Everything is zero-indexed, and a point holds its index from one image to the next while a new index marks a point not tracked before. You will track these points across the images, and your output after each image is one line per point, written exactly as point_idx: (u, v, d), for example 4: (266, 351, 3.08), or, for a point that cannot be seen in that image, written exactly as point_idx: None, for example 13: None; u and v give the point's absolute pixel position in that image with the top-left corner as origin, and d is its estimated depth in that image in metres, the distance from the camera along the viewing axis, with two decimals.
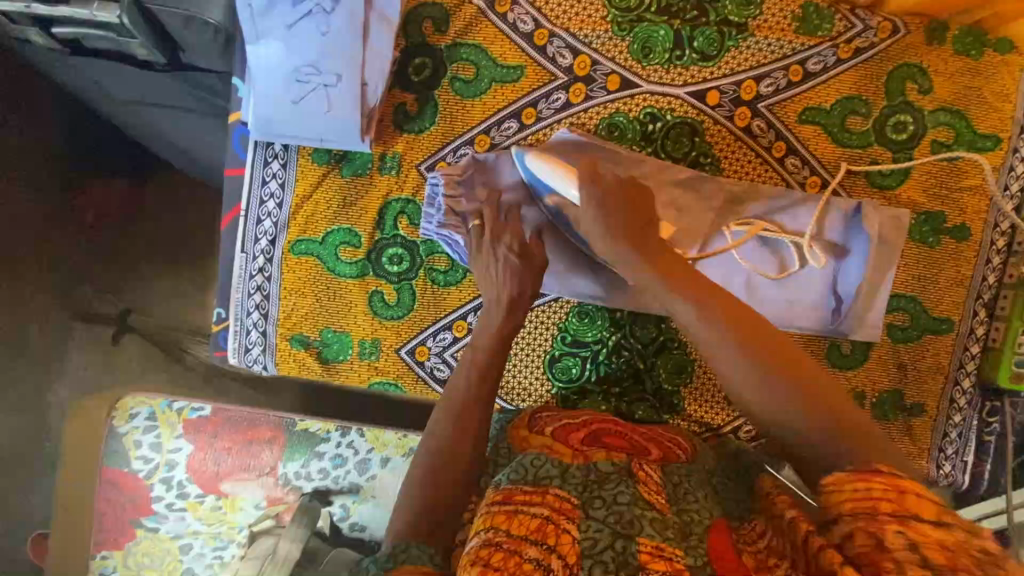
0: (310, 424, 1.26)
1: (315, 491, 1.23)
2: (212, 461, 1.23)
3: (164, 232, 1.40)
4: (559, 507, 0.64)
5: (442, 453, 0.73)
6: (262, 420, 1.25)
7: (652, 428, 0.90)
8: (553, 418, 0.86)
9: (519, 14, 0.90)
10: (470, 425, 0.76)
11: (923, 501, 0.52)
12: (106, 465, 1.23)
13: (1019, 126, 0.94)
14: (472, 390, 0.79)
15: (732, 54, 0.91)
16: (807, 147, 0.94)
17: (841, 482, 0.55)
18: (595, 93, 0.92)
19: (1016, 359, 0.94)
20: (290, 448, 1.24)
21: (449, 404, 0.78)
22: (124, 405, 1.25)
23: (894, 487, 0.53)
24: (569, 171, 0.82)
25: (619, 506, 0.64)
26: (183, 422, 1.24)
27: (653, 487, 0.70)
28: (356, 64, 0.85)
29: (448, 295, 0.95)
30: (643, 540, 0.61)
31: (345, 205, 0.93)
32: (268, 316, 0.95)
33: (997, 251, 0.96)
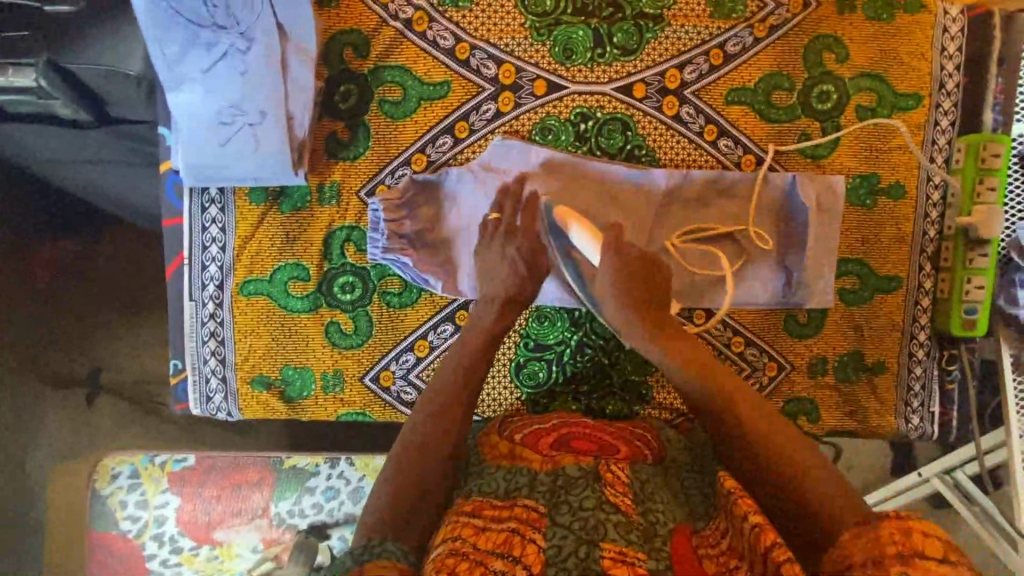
0: (297, 460, 1.24)
1: (311, 527, 1.21)
2: (202, 511, 1.21)
3: (121, 286, 1.37)
4: (527, 518, 0.66)
5: (420, 449, 0.76)
6: (249, 462, 1.23)
7: (620, 424, 0.90)
8: (521, 424, 0.87)
9: (438, 30, 0.91)
10: (453, 419, 0.79)
11: (927, 540, 0.57)
12: (94, 529, 1.20)
13: (937, 82, 0.96)
14: (457, 385, 0.82)
15: (652, 46, 0.93)
16: (737, 127, 0.95)
17: (853, 538, 0.60)
18: (524, 99, 0.92)
19: (964, 307, 0.97)
20: (280, 487, 1.22)
21: (433, 397, 0.81)
22: (104, 467, 1.22)
23: (899, 530, 0.58)
24: (596, 236, 0.82)
25: (583, 512, 0.66)
26: (167, 476, 1.21)
27: (619, 489, 0.72)
28: (278, 100, 0.84)
29: (405, 316, 0.95)
30: (607, 544, 0.63)
31: (289, 239, 0.93)
32: (225, 361, 0.94)
33: (934, 204, 0.98)
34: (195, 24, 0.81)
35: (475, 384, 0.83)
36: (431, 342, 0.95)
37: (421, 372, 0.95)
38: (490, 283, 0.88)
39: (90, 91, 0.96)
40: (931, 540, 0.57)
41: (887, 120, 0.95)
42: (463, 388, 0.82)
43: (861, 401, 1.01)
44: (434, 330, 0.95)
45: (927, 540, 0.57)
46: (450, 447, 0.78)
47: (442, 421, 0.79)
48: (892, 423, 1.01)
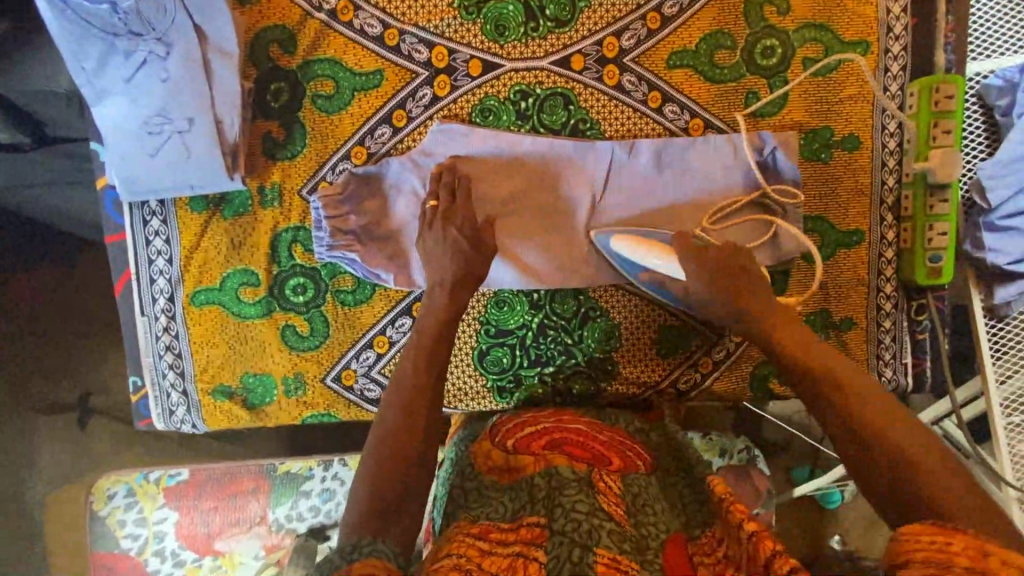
0: (291, 465, 1.24)
1: (309, 530, 1.21)
2: (201, 523, 1.21)
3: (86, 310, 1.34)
4: (531, 537, 0.66)
5: (392, 443, 0.74)
6: (243, 471, 1.23)
7: (615, 428, 0.87)
8: (513, 428, 0.85)
9: (364, 18, 0.88)
10: (419, 409, 0.77)
11: (1008, 567, 0.49)
12: (97, 550, 1.20)
13: (885, 26, 0.93)
14: (418, 375, 0.80)
15: (586, 15, 0.90)
16: (681, 91, 0.93)
17: (915, 532, 0.54)
18: (459, 81, 0.90)
19: (927, 255, 0.95)
20: (275, 493, 1.23)
21: (399, 389, 0.79)
22: (99, 488, 1.22)
23: (977, 548, 0.51)
24: (664, 251, 0.87)
25: (576, 515, 0.66)
26: (162, 491, 1.21)
27: (612, 498, 0.71)
28: (204, 105, 0.83)
29: (361, 313, 0.94)
30: (601, 551, 0.63)
31: (236, 244, 0.91)
32: (184, 374, 0.93)
33: (890, 153, 0.96)
34: (109, 33, 0.78)
35: (432, 371, 0.80)
36: (390, 337, 0.94)
37: (382, 368, 0.94)
38: (434, 266, 0.86)
39: (21, 112, 0.95)
40: (945, 552, 0.51)
41: (849, 55, 0.92)
42: (426, 378, 0.80)
43: None
44: (391, 324, 0.94)
45: (943, 553, 0.51)
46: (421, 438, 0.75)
47: (409, 410, 0.76)
48: None
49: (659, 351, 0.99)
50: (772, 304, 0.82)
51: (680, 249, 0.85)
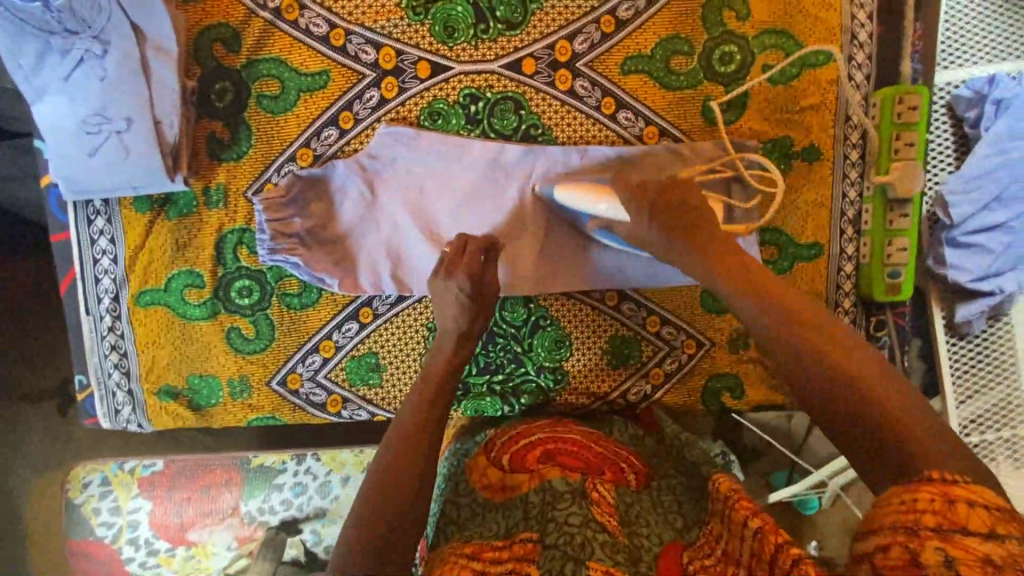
0: (265, 458, 1.21)
1: (282, 523, 1.18)
2: (174, 513, 1.17)
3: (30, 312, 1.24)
4: (524, 553, 0.68)
5: (389, 473, 0.68)
6: (217, 462, 1.21)
7: (614, 444, 0.86)
8: (507, 441, 0.84)
9: (310, 18, 0.86)
10: (425, 436, 0.72)
11: (976, 513, 0.47)
12: (72, 538, 1.17)
13: (849, 33, 0.90)
14: (425, 401, 0.76)
15: (537, 18, 0.88)
16: (636, 97, 0.90)
17: (887, 498, 0.51)
18: (407, 84, 0.88)
19: (887, 271, 0.94)
20: (248, 486, 1.19)
21: (404, 416, 0.75)
22: (76, 476, 1.19)
23: (942, 495, 0.48)
24: (597, 189, 0.85)
25: (570, 528, 0.69)
26: (137, 481, 1.18)
27: (605, 508, 0.73)
28: (143, 105, 0.82)
29: (307, 317, 0.93)
30: (595, 564, 0.65)
31: (181, 246, 0.90)
32: (129, 373, 0.93)
33: (852, 164, 0.93)
34: (45, 32, 0.78)
35: (442, 401, 0.77)
36: (336, 342, 0.94)
37: (328, 372, 0.94)
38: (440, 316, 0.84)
39: None
40: (915, 513, 0.48)
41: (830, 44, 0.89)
42: (429, 407, 0.75)
43: None
44: (338, 329, 0.93)
45: (912, 515, 0.48)
46: (420, 470, 0.69)
47: (410, 439, 0.71)
48: None
49: (610, 362, 0.97)
50: (740, 259, 0.75)
51: (619, 191, 0.82)
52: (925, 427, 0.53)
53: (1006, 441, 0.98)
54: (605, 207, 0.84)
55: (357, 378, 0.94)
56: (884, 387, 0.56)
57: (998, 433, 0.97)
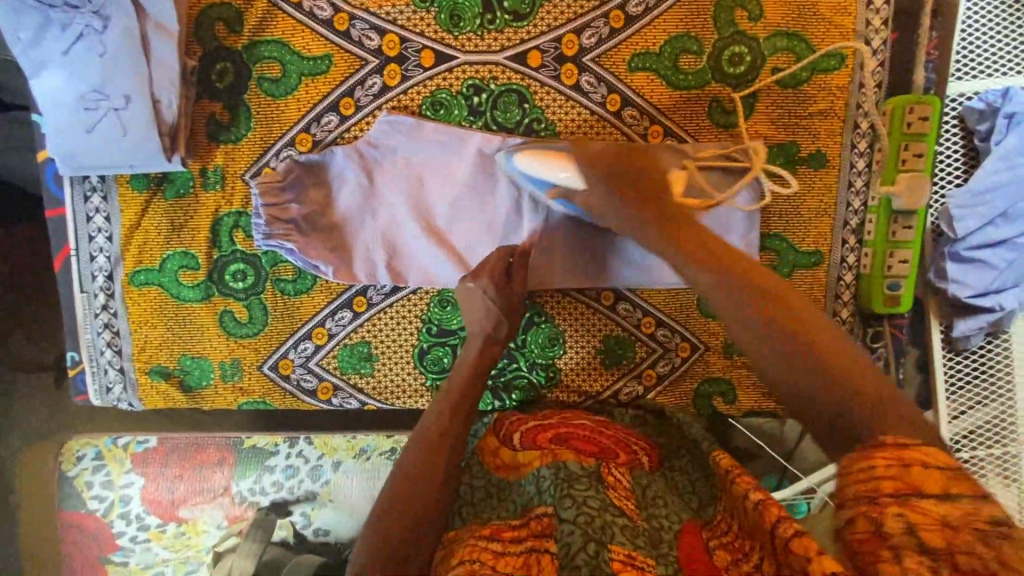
0: (257, 440, 1.20)
1: (272, 504, 1.18)
2: (166, 490, 1.18)
3: (20, 289, 1.22)
4: (541, 530, 0.67)
5: (408, 480, 0.69)
6: (209, 442, 1.20)
7: (620, 427, 0.87)
8: (516, 422, 0.85)
9: (314, 0, 0.85)
10: (447, 439, 0.73)
11: (930, 473, 0.48)
12: (62, 509, 1.18)
13: (863, 38, 0.88)
14: (448, 405, 0.77)
15: (545, 9, 0.86)
16: (641, 95, 0.89)
17: (849, 465, 0.51)
18: (411, 72, 0.87)
19: (887, 282, 0.93)
20: (240, 466, 1.19)
21: (428, 419, 0.76)
22: (69, 448, 1.19)
23: (898, 460, 0.49)
24: (557, 155, 0.84)
25: (589, 509, 0.65)
26: (129, 457, 1.18)
27: (621, 492, 0.72)
28: (142, 83, 0.81)
29: (302, 303, 0.92)
30: (616, 547, 0.61)
31: (176, 227, 0.90)
32: (121, 352, 0.93)
33: (859, 173, 0.92)
34: (45, 5, 0.77)
35: (465, 404, 0.77)
36: (329, 329, 0.93)
37: (321, 360, 0.94)
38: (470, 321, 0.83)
39: None
40: (874, 480, 0.49)
41: (843, 45, 0.87)
42: (454, 414, 0.76)
43: None
44: (331, 317, 0.93)
45: (871, 482, 0.49)
46: (439, 478, 0.70)
47: (432, 448, 0.72)
48: None
49: (604, 361, 0.97)
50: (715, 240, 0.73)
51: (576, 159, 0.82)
52: (908, 417, 0.52)
53: (999, 458, 0.97)
54: (563, 178, 0.83)
55: (349, 366, 0.94)
56: (862, 368, 0.57)
57: (989, 450, 0.97)
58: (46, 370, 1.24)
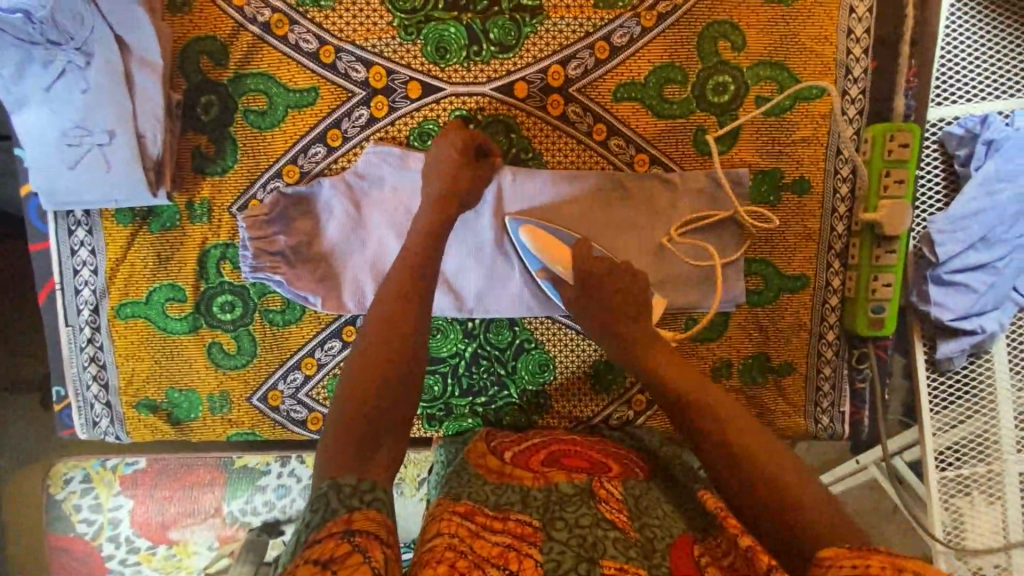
0: (248, 459, 1.18)
1: (264, 524, 1.18)
2: (156, 512, 1.17)
3: (23, 292, 1.16)
4: (521, 533, 0.63)
5: (365, 368, 0.66)
6: (198, 463, 1.17)
7: (611, 445, 0.88)
8: (510, 443, 0.88)
9: (300, 33, 0.85)
10: (406, 327, 0.70)
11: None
12: (51, 532, 1.18)
13: (843, 67, 0.90)
14: (403, 290, 0.72)
15: (531, 41, 0.87)
16: (628, 125, 0.90)
17: (837, 558, 0.50)
18: (397, 103, 0.87)
19: (871, 305, 0.93)
20: (231, 487, 1.17)
21: (381, 306, 0.71)
22: (56, 473, 1.18)
23: (892, 564, 0.47)
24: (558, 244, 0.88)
25: (579, 530, 0.62)
26: (118, 479, 1.16)
27: (614, 504, 0.69)
28: (125, 119, 0.81)
29: (290, 334, 0.92)
30: (607, 561, 0.59)
31: (162, 259, 0.89)
32: (108, 385, 0.92)
33: (841, 199, 0.93)
34: (25, 42, 0.77)
35: (421, 286, 0.73)
36: (318, 359, 0.93)
37: (310, 390, 0.93)
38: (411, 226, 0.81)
39: None
40: (867, 575, 0.47)
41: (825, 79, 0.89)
42: (409, 296, 0.72)
43: (768, 403, 0.98)
44: (320, 347, 0.93)
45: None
46: (400, 364, 0.67)
47: (389, 335, 0.69)
48: (801, 425, 0.98)
49: (594, 386, 0.97)
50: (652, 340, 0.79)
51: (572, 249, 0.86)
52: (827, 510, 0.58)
53: (982, 476, 0.99)
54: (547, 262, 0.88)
55: None
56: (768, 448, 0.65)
57: (973, 467, 0.99)
58: (28, 392, 1.21)
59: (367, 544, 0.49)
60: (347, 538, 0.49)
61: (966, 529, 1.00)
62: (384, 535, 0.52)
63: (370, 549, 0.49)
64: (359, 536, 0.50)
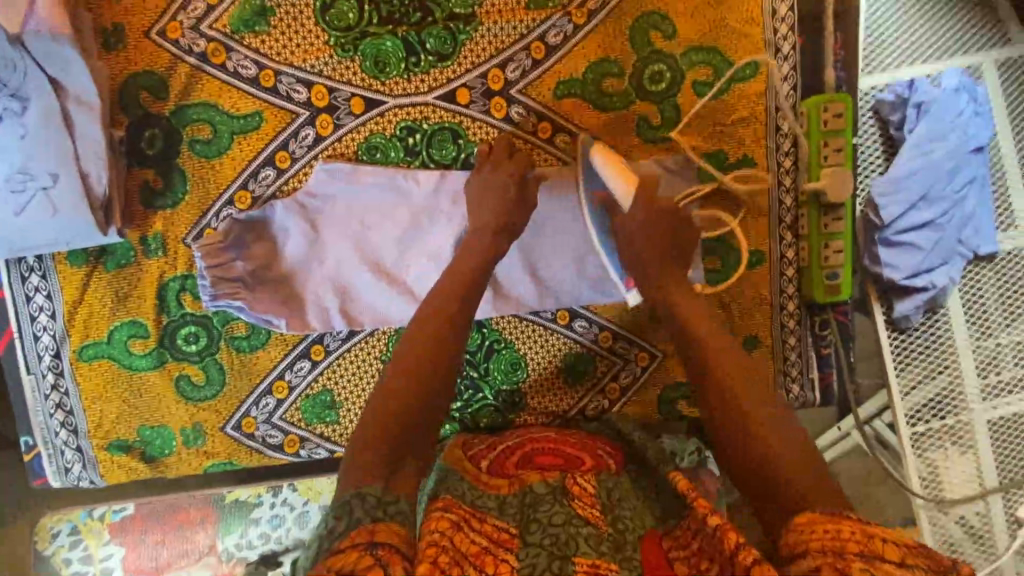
0: (239, 492, 1.15)
1: (261, 557, 1.15)
2: (148, 557, 1.14)
3: None
4: (501, 539, 0.64)
5: (398, 399, 0.70)
6: (188, 502, 1.15)
7: (586, 438, 0.88)
8: (485, 449, 0.87)
9: (238, 60, 0.86)
10: (439, 355, 0.73)
11: (891, 545, 0.50)
12: None
13: (772, 46, 0.93)
14: (440, 317, 0.76)
15: (468, 48, 0.89)
16: (571, 121, 0.92)
17: (812, 524, 0.54)
18: (342, 120, 0.88)
19: (825, 274, 0.96)
20: (223, 523, 1.15)
21: (417, 331, 0.74)
22: (42, 527, 1.14)
23: (863, 531, 0.51)
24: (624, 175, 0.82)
25: (552, 528, 0.64)
26: (107, 527, 1.13)
27: (585, 500, 0.70)
28: (67, 160, 0.81)
29: (257, 359, 0.92)
30: (579, 559, 0.61)
31: (120, 297, 0.89)
32: (77, 430, 0.91)
33: (786, 172, 0.96)
34: None
35: (456, 315, 0.76)
36: (289, 382, 0.93)
37: (283, 414, 0.93)
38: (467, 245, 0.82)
39: None
40: (841, 540, 0.51)
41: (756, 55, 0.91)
42: (445, 323, 0.75)
43: None
44: (290, 369, 0.92)
45: (839, 542, 0.51)
46: (430, 397, 0.71)
47: (421, 361, 0.72)
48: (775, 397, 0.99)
49: (567, 380, 0.99)
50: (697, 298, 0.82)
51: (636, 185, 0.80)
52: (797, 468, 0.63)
53: (952, 427, 1.02)
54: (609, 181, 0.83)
55: (312, 417, 0.94)
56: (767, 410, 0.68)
57: (942, 420, 1.02)
58: (5, 450, 1.18)
59: (388, 557, 0.53)
60: (369, 550, 0.53)
61: (941, 481, 1.03)
62: (404, 547, 0.56)
63: (391, 562, 0.53)
64: (381, 549, 0.54)
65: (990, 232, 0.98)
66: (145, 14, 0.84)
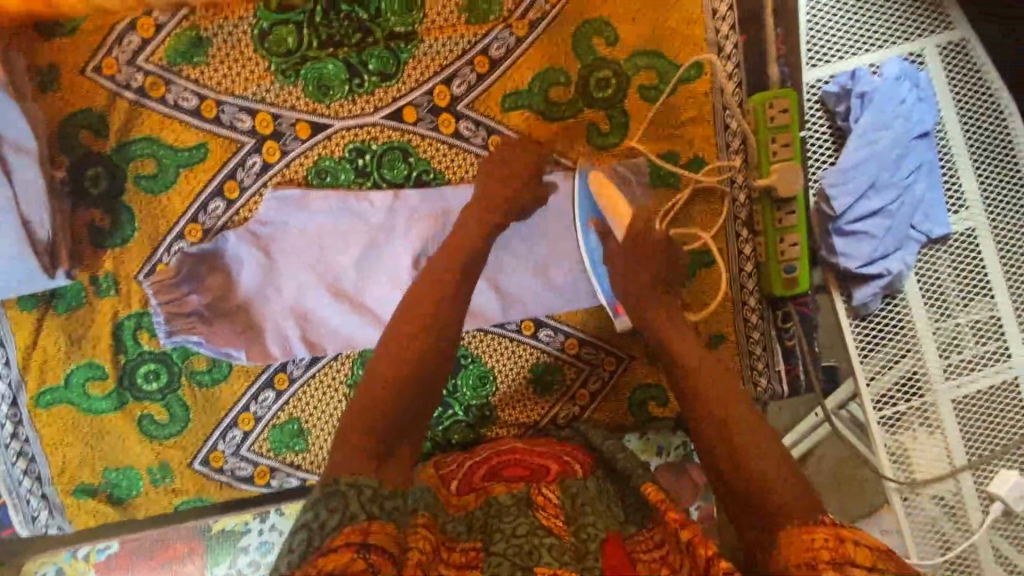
0: (225, 521, 1.05)
1: None
2: None
3: None
4: (466, 562, 0.64)
5: (362, 419, 0.67)
6: (174, 533, 1.04)
7: (554, 445, 0.87)
8: (454, 467, 0.86)
9: (178, 92, 0.85)
10: (406, 371, 0.70)
11: (862, 549, 0.52)
12: None
13: (714, 46, 0.94)
14: (409, 331, 0.72)
15: (411, 66, 0.88)
16: (520, 133, 0.92)
17: (790, 541, 0.57)
18: (289, 145, 0.88)
19: (782, 267, 0.97)
20: (211, 555, 1.04)
21: (386, 348, 0.71)
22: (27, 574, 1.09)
23: (834, 535, 0.54)
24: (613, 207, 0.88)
25: (516, 539, 0.65)
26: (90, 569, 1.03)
27: (552, 512, 0.70)
28: (7, 205, 0.80)
29: (220, 392, 0.91)
30: (541, 570, 0.61)
31: (74, 339, 0.87)
32: (40, 477, 0.90)
33: (738, 169, 0.96)
34: None
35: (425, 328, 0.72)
36: (254, 413, 0.92)
37: (251, 445, 0.92)
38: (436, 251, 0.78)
39: None
40: (814, 550, 0.54)
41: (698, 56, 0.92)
42: (415, 338, 0.71)
43: None
44: (254, 401, 0.91)
45: (812, 552, 0.54)
46: (396, 415, 0.68)
47: (389, 379, 0.69)
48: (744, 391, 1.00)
49: (536, 390, 0.99)
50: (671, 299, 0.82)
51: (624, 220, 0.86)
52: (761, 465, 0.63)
53: (917, 409, 1.04)
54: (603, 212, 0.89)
55: (281, 446, 0.93)
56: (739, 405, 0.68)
57: (909, 402, 1.04)
58: None
59: (379, 564, 0.53)
60: (362, 553, 0.52)
61: (912, 462, 1.04)
62: (392, 548, 0.55)
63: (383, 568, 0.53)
64: (374, 554, 0.53)
65: (942, 215, 0.99)
66: (80, 52, 0.83)
